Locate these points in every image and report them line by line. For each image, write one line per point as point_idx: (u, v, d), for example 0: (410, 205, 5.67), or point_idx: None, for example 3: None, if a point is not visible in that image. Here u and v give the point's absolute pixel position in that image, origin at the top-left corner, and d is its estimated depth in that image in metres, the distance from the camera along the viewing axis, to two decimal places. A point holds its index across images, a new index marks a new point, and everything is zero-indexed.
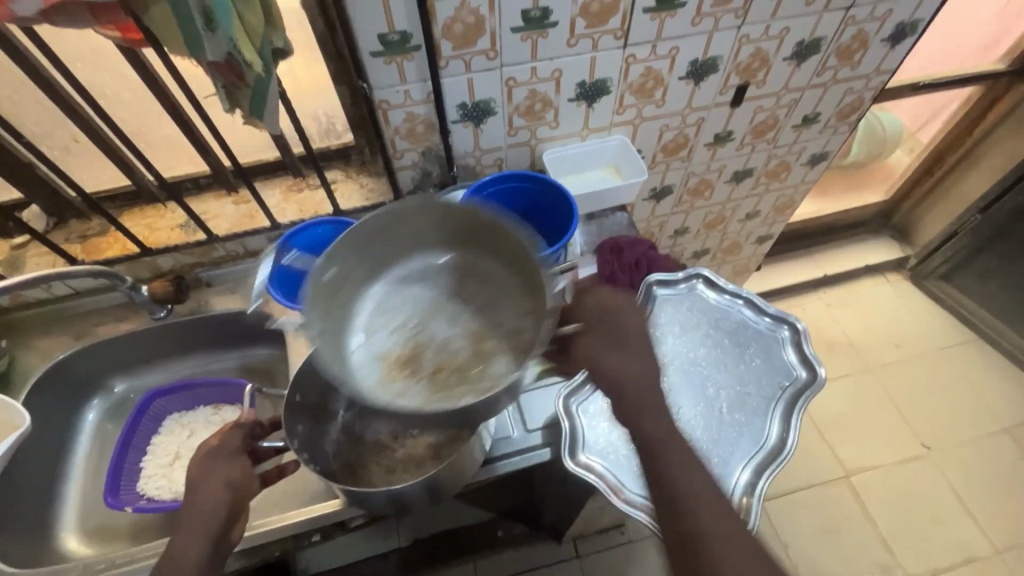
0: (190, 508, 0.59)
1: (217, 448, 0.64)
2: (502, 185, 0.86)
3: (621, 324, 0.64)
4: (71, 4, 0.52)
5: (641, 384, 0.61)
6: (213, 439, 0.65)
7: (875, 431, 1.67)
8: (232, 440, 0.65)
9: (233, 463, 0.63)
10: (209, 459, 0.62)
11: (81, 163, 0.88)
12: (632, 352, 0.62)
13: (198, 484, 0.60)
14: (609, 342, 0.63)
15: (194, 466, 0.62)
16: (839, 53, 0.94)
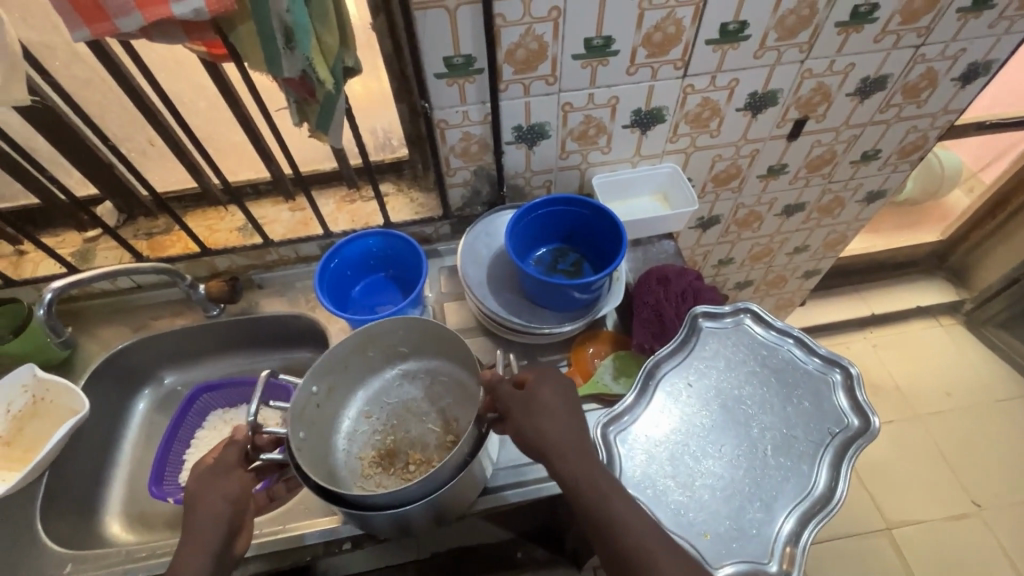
0: (189, 521, 0.60)
1: (213, 464, 0.64)
2: (552, 208, 0.87)
3: (532, 397, 0.65)
4: (167, 21, 0.55)
5: (563, 455, 0.62)
6: (209, 458, 0.66)
7: (920, 482, 1.59)
8: (231, 457, 0.65)
9: (233, 477, 0.64)
10: (208, 476, 0.63)
11: (154, 164, 0.93)
12: (546, 421, 0.63)
13: (197, 499, 0.61)
14: (526, 416, 0.64)
15: (193, 483, 0.63)
16: (905, 90, 0.92)
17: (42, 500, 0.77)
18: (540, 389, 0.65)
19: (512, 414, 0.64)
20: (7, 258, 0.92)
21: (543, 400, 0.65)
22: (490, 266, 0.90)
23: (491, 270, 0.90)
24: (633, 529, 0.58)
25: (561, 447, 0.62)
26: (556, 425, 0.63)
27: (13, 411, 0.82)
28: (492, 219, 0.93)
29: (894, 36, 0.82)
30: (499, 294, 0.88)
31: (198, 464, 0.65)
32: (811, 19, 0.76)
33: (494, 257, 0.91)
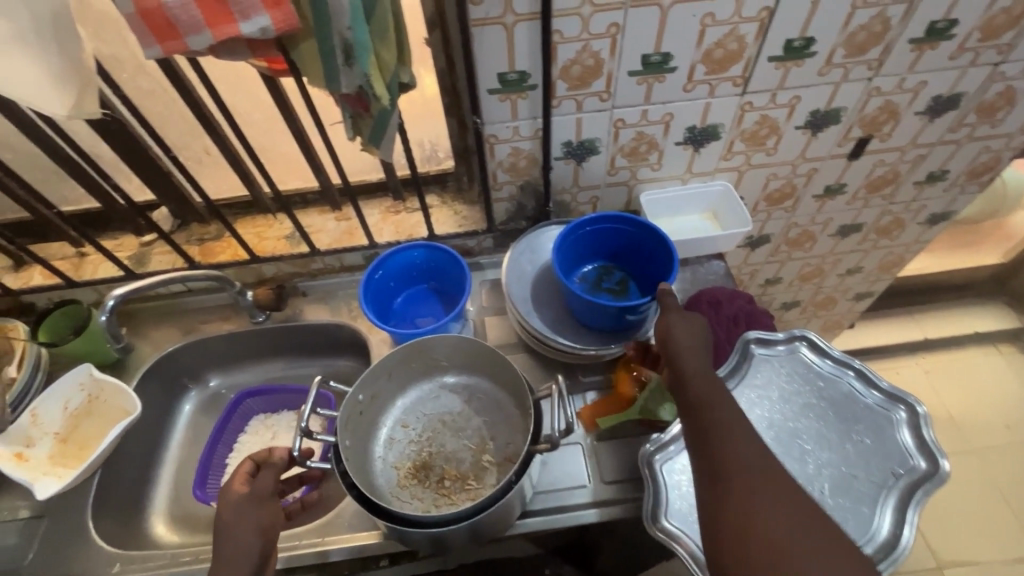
0: (222, 549, 0.59)
1: (249, 492, 0.65)
2: (599, 226, 0.85)
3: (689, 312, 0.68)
4: (234, 39, 0.57)
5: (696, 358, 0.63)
6: (240, 485, 0.65)
7: (976, 521, 1.49)
8: (266, 482, 0.67)
9: (263, 509, 0.64)
10: (241, 506, 0.63)
11: (208, 172, 0.95)
12: (692, 329, 0.66)
13: (231, 526, 0.61)
14: (678, 320, 0.67)
15: (226, 510, 0.62)
16: (980, 109, 0.87)
17: (93, 497, 0.80)
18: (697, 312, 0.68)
19: (665, 317, 0.68)
20: (69, 259, 0.96)
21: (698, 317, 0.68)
22: (534, 282, 0.89)
23: (533, 285, 0.89)
24: (740, 437, 0.56)
25: (696, 353, 0.63)
26: (698, 336, 0.65)
27: (70, 409, 0.85)
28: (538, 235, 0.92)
29: (972, 53, 0.77)
30: (540, 310, 0.87)
31: (227, 491, 0.65)
32: (882, 36, 0.73)
33: (537, 272, 0.90)
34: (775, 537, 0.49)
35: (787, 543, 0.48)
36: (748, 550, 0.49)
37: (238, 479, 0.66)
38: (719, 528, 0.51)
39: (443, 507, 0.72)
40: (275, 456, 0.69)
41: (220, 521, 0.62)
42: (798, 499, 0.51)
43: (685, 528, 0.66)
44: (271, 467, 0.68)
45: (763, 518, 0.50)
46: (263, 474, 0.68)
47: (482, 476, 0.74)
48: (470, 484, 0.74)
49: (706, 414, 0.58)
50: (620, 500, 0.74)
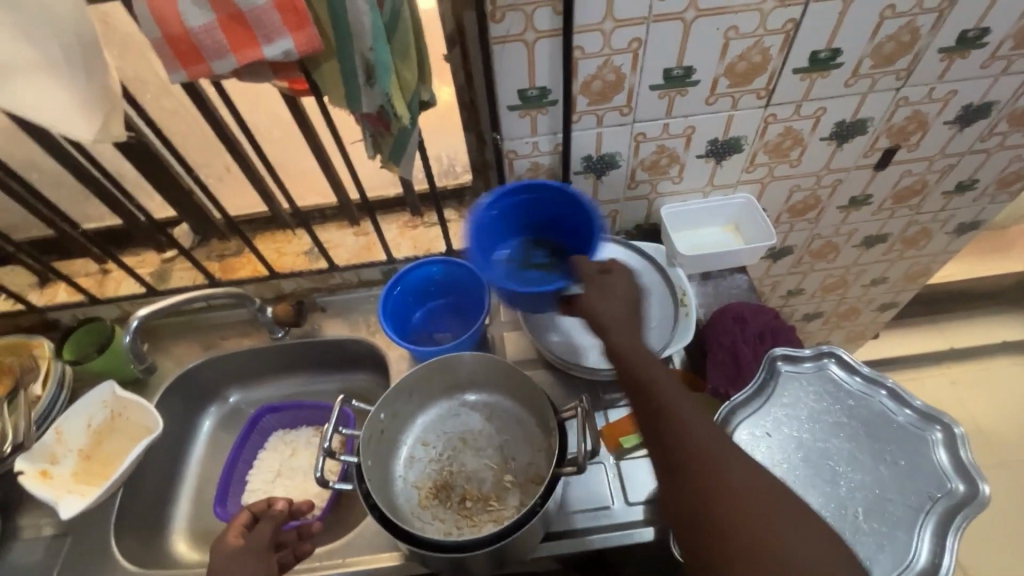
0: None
1: (244, 546, 0.65)
2: (519, 198, 0.81)
3: (606, 284, 0.68)
4: (257, 62, 0.57)
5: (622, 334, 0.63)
6: (234, 538, 0.66)
7: (1009, 538, 1.45)
8: (261, 538, 0.67)
9: (255, 565, 0.64)
10: (233, 560, 0.64)
11: (228, 189, 0.95)
12: (613, 302, 0.66)
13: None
14: (598, 297, 0.67)
15: (219, 565, 0.63)
16: (1012, 118, 0.84)
17: (116, 516, 0.80)
18: (617, 281, 0.68)
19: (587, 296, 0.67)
20: (92, 276, 0.97)
21: (617, 288, 0.67)
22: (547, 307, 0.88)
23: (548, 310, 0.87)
24: (685, 413, 0.55)
25: (623, 327, 0.64)
26: (622, 310, 0.65)
27: (93, 426, 0.85)
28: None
29: (1004, 61, 0.75)
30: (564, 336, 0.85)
31: (220, 543, 0.66)
32: (911, 45, 0.71)
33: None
34: (737, 506, 0.50)
35: (747, 512, 0.49)
36: (713, 530, 0.50)
37: (233, 530, 0.67)
38: (681, 511, 0.52)
39: (465, 529, 0.71)
40: (275, 510, 0.69)
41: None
42: (742, 463, 0.53)
43: None
44: (269, 521, 0.69)
45: (722, 491, 0.51)
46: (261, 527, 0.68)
47: (503, 496, 0.73)
48: (492, 506, 0.73)
49: (646, 391, 0.57)
50: (645, 522, 0.72)
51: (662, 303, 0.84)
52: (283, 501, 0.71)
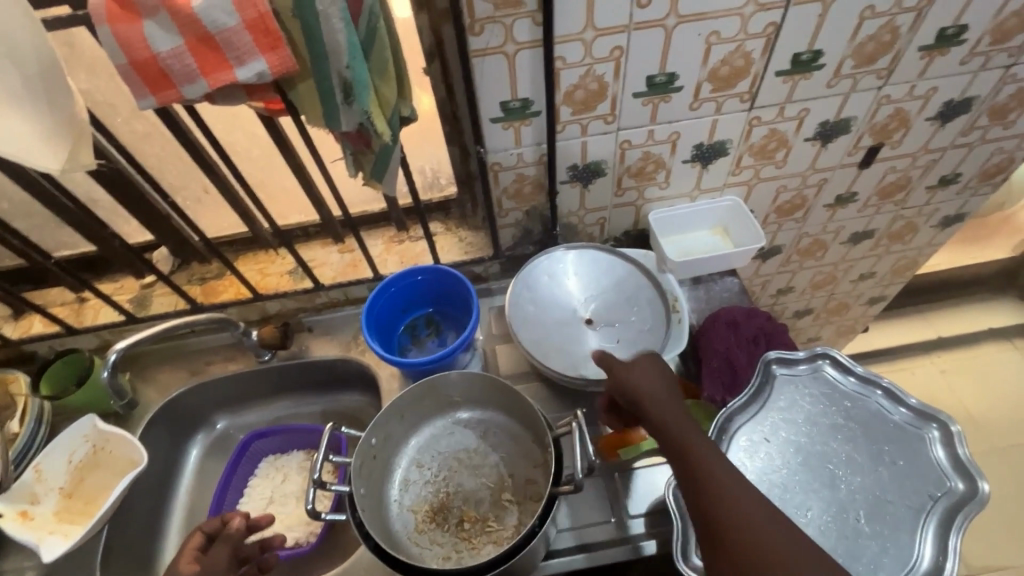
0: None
1: (198, 571, 0.66)
2: (387, 291, 0.85)
3: (637, 362, 0.65)
4: (229, 84, 0.55)
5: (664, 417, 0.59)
6: (188, 563, 0.67)
7: (1004, 524, 1.46)
8: (217, 561, 0.68)
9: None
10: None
11: (207, 211, 0.93)
12: (649, 378, 0.63)
13: None
14: (630, 372, 0.64)
15: None
16: (992, 112, 0.85)
17: (101, 555, 0.77)
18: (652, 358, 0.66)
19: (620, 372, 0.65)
20: (69, 304, 0.94)
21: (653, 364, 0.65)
22: (538, 320, 0.84)
23: (539, 324, 0.83)
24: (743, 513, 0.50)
25: (664, 405, 0.60)
26: (664, 390, 0.62)
27: (75, 461, 0.82)
28: (530, 273, 0.86)
29: (983, 57, 0.75)
30: (559, 350, 0.81)
31: (173, 572, 0.66)
32: (891, 44, 0.71)
33: (539, 310, 0.84)
34: None
35: None
36: None
37: (188, 553, 0.68)
38: None
39: (464, 552, 0.70)
40: (230, 529, 0.70)
41: None
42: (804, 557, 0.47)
43: None
44: (223, 541, 0.69)
45: None
46: (216, 550, 0.68)
47: (501, 516, 0.72)
48: (490, 527, 0.71)
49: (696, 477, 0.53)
50: (647, 535, 0.71)
51: (654, 308, 0.83)
52: (239, 517, 0.72)
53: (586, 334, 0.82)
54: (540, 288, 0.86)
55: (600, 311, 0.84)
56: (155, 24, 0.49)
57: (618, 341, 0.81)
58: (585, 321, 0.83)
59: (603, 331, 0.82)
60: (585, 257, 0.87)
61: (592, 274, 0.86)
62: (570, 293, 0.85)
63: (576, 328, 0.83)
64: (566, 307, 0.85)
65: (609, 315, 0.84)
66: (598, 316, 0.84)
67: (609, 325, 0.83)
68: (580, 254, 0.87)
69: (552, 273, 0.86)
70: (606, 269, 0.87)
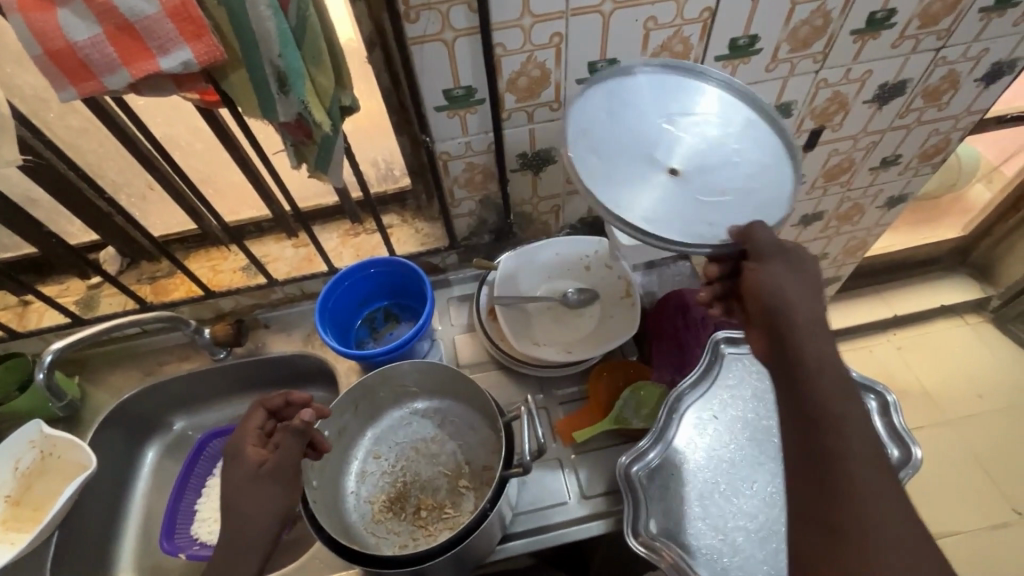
0: (236, 523, 0.59)
1: (266, 463, 0.61)
2: (340, 284, 0.84)
3: (801, 261, 0.56)
4: (156, 75, 0.53)
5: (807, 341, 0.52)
6: (256, 450, 0.62)
7: (956, 491, 1.53)
8: (284, 456, 0.61)
9: (277, 484, 0.61)
10: (253, 480, 0.61)
11: (153, 209, 0.91)
12: (805, 293, 0.55)
13: (241, 504, 0.60)
14: (784, 273, 0.55)
15: (243, 481, 0.61)
16: (926, 94, 0.88)
17: (52, 562, 0.75)
18: (805, 260, 0.56)
19: (770, 263, 0.55)
20: (11, 309, 0.91)
21: (810, 273, 0.56)
22: (603, 168, 0.59)
23: (606, 174, 0.58)
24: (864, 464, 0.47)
25: (811, 329, 0.53)
26: (817, 315, 0.54)
27: (21, 469, 0.80)
28: (582, 105, 0.62)
29: (912, 41, 0.78)
30: (646, 196, 0.58)
31: (241, 456, 0.62)
32: (824, 29, 0.73)
33: (603, 155, 0.60)
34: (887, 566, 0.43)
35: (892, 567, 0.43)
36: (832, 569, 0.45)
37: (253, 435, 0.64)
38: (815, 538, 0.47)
39: (421, 540, 0.70)
40: (293, 423, 0.61)
41: (231, 494, 0.60)
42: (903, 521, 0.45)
43: (665, 540, 0.67)
44: (289, 434, 0.61)
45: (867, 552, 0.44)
46: (283, 441, 0.61)
47: (459, 503, 0.73)
48: (447, 513, 0.72)
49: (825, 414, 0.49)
50: (603, 514, 0.72)
51: (750, 155, 0.63)
52: (308, 411, 0.61)
53: (674, 187, 0.59)
54: (594, 118, 0.62)
55: (686, 159, 0.62)
56: (70, 12, 0.47)
57: (722, 182, 0.61)
58: (667, 169, 0.60)
59: (694, 178, 0.60)
60: (651, 86, 0.65)
61: (664, 110, 0.64)
62: (636, 120, 0.63)
63: (658, 175, 0.60)
64: (648, 141, 0.62)
65: (697, 161, 0.62)
66: (684, 164, 0.61)
67: (701, 173, 0.61)
68: (638, 80, 0.65)
69: (607, 103, 0.63)
70: (678, 104, 0.65)
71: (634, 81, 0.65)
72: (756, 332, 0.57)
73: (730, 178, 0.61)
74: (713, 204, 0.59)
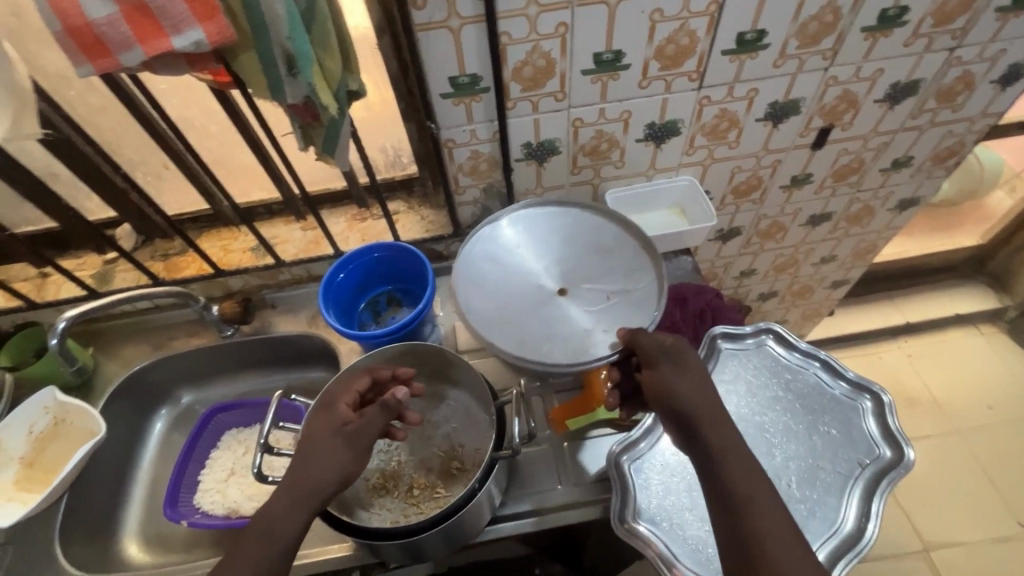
0: (300, 472, 0.59)
1: (349, 424, 0.62)
2: (345, 267, 0.86)
3: (685, 360, 0.63)
4: (170, 54, 0.55)
5: (705, 429, 0.59)
6: (346, 410, 0.64)
7: (960, 501, 1.51)
8: (369, 422, 0.62)
9: (350, 449, 0.61)
10: (332, 435, 0.62)
11: (168, 188, 0.94)
12: (696, 386, 0.61)
13: (311, 453, 0.60)
14: (675, 373, 0.62)
15: (322, 432, 0.62)
16: (940, 95, 0.87)
17: (61, 523, 0.79)
18: (688, 355, 0.64)
19: (659, 367, 0.63)
20: (32, 280, 0.95)
21: (697, 367, 0.63)
22: (505, 315, 0.71)
23: (509, 319, 0.71)
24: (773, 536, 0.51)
25: (709, 419, 0.59)
26: (711, 403, 0.61)
27: (35, 433, 0.84)
28: (468, 264, 0.75)
29: (926, 39, 0.77)
30: (547, 331, 0.70)
31: (331, 408, 0.64)
32: (834, 25, 0.72)
33: (502, 303, 0.72)
34: None
35: None
36: None
37: (348, 396, 0.66)
38: None
39: (412, 516, 0.72)
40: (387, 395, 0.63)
41: (308, 441, 0.61)
42: None
43: (651, 529, 0.68)
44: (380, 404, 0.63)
45: None
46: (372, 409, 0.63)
47: (451, 483, 0.75)
48: (438, 492, 0.74)
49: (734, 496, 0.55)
50: (591, 501, 0.73)
51: (622, 253, 0.77)
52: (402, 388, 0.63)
53: (564, 309, 0.72)
54: (484, 274, 0.75)
55: (567, 278, 0.75)
56: None
57: (600, 288, 0.74)
58: (557, 293, 0.73)
59: (579, 296, 0.73)
60: (522, 225, 0.79)
61: (537, 245, 0.77)
62: (517, 265, 0.76)
63: (552, 307, 0.72)
64: (531, 278, 0.75)
65: (578, 277, 0.75)
66: (569, 283, 0.74)
67: (582, 288, 0.74)
68: (515, 229, 0.79)
69: (493, 258, 0.76)
70: (552, 236, 0.78)
71: (514, 229, 0.78)
72: (668, 432, 0.63)
73: (605, 282, 0.74)
74: (599, 310, 0.72)
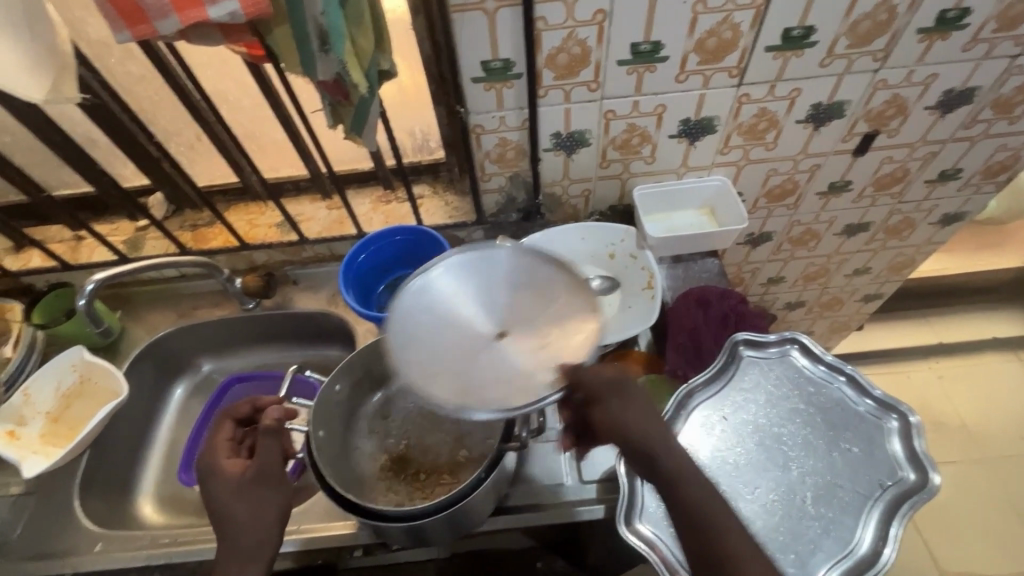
0: (230, 534, 0.59)
1: (246, 472, 0.62)
2: (367, 250, 0.87)
3: (625, 387, 0.59)
4: (206, 25, 0.55)
5: (657, 454, 0.58)
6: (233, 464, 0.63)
7: (983, 531, 1.45)
8: (264, 459, 0.63)
9: (263, 489, 0.62)
10: (239, 488, 0.61)
11: (200, 159, 0.95)
12: (642, 413, 0.58)
13: (231, 513, 0.60)
14: (620, 406, 0.58)
15: (228, 493, 0.61)
16: (996, 105, 0.82)
17: (80, 478, 0.82)
18: (629, 379, 0.60)
19: (605, 404, 0.58)
20: (66, 242, 0.97)
21: (640, 390, 0.60)
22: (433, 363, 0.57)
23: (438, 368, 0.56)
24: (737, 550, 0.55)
25: (658, 443, 0.58)
26: (658, 426, 0.59)
27: (62, 390, 0.87)
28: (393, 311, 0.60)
29: (986, 44, 0.73)
30: (484, 387, 0.54)
31: (218, 472, 0.63)
32: (888, 24, 0.69)
33: (430, 351, 0.58)
34: None
35: None
36: None
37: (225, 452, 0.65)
38: None
39: (417, 501, 0.73)
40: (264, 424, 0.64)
41: (218, 509, 0.61)
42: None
43: (657, 533, 0.66)
44: (263, 437, 0.64)
45: None
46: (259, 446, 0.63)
47: (457, 471, 0.74)
48: (443, 479, 0.74)
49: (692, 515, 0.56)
50: (598, 500, 0.72)
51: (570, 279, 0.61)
52: (273, 409, 0.65)
53: (502, 355, 0.57)
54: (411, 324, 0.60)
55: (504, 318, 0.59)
56: None
57: (543, 328, 0.58)
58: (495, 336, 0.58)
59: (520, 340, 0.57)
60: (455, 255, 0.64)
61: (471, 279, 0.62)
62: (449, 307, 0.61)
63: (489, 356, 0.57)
64: (465, 322, 0.59)
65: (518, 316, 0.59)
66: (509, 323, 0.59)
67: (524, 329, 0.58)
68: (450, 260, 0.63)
69: (421, 301, 0.61)
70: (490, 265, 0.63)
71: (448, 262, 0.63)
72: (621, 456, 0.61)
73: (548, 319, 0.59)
74: (543, 353, 0.56)
